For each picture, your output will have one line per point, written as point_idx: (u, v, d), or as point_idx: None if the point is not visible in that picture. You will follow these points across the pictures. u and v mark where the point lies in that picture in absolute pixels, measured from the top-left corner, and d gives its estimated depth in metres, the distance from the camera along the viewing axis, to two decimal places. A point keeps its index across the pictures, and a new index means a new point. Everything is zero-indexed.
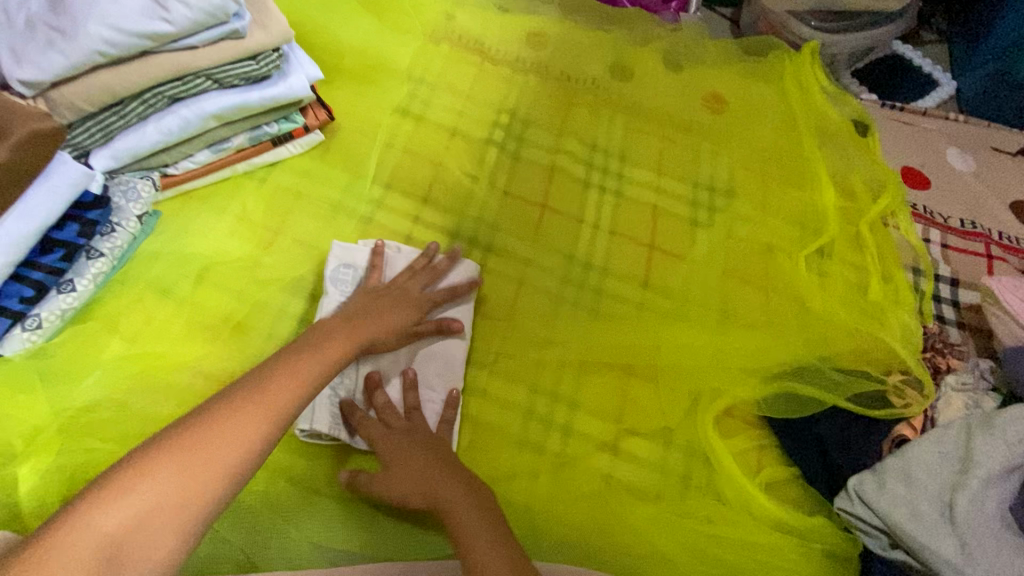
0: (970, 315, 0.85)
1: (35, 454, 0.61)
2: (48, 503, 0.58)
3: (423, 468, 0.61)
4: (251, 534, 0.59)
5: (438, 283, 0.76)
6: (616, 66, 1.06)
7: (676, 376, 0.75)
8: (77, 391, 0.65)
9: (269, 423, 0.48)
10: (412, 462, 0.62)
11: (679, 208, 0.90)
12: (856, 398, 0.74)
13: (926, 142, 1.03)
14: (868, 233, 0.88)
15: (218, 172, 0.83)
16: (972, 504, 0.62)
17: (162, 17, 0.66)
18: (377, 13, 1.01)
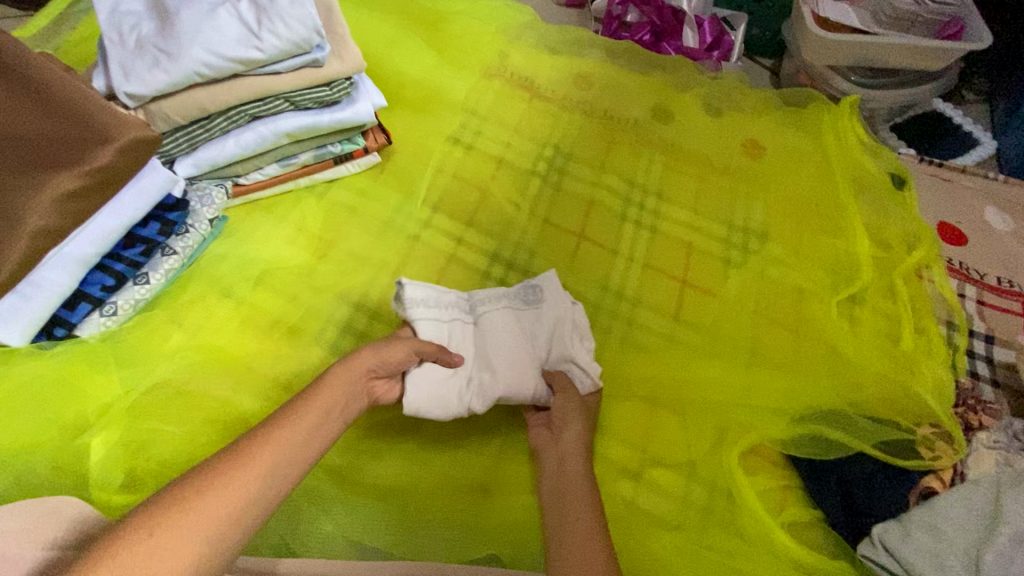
0: (1003, 372, 0.84)
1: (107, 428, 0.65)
2: (112, 477, 0.62)
3: (562, 478, 0.63)
4: (293, 525, 0.63)
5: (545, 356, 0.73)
6: (658, 109, 1.11)
7: (702, 409, 0.77)
8: (142, 374, 0.70)
9: (283, 467, 0.52)
10: (558, 468, 0.64)
11: (713, 247, 0.93)
12: (883, 447, 0.74)
13: (966, 199, 1.04)
14: (902, 283, 0.89)
15: (282, 185, 0.90)
16: (998, 563, 0.62)
17: (255, 46, 0.73)
18: (438, 50, 1.10)
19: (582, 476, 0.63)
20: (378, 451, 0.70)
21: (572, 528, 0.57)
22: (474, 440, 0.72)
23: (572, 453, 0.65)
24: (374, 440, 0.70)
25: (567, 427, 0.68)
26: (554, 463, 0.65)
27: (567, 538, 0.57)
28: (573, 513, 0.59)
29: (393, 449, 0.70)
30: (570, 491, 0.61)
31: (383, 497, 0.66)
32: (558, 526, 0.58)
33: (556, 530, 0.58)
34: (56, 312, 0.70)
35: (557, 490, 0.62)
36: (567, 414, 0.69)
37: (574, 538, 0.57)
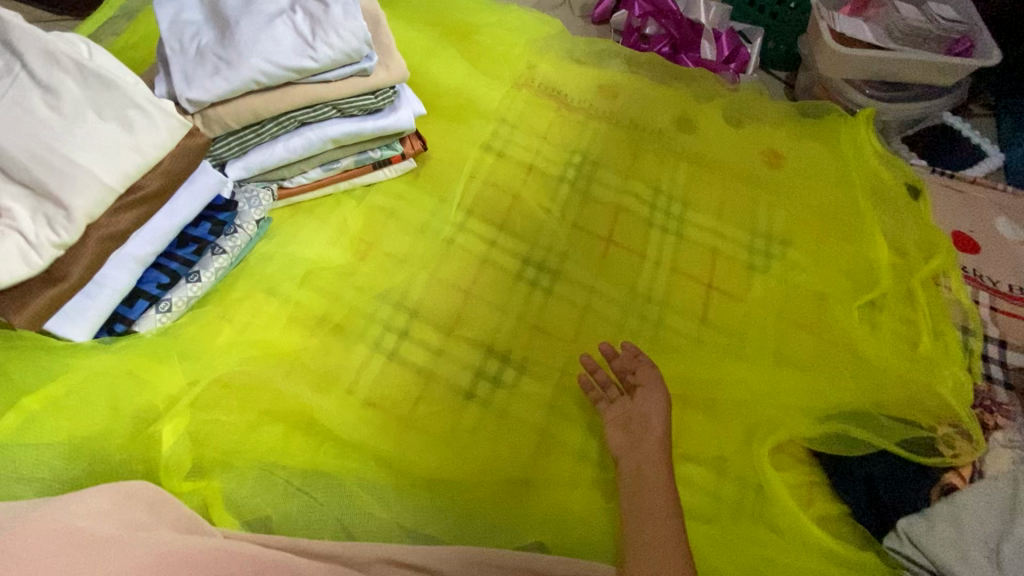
0: (1016, 376, 0.88)
1: (175, 417, 0.68)
2: (179, 464, 0.66)
3: (641, 484, 0.68)
4: (350, 510, 0.66)
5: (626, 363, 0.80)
6: (681, 119, 1.15)
7: (731, 407, 0.80)
8: (199, 366, 0.73)
9: None
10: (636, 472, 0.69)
11: (737, 252, 0.97)
12: (907, 445, 0.77)
13: (979, 210, 1.08)
14: (920, 289, 0.92)
15: (322, 189, 0.93)
16: (1017, 553, 0.65)
17: (310, 56, 0.78)
18: (470, 60, 1.14)
19: (662, 485, 0.67)
20: (425, 441, 0.72)
21: (646, 538, 0.63)
22: (513, 435, 0.76)
23: (652, 457, 0.70)
24: (422, 434, 0.73)
25: (647, 430, 0.73)
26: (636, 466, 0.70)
27: (642, 546, 0.63)
28: (651, 522, 0.64)
29: (439, 440, 0.73)
30: (647, 500, 0.66)
31: (430, 486, 0.69)
32: (633, 534, 0.64)
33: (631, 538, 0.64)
34: (115, 309, 0.73)
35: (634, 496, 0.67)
36: (648, 416, 0.74)
37: (646, 547, 0.63)
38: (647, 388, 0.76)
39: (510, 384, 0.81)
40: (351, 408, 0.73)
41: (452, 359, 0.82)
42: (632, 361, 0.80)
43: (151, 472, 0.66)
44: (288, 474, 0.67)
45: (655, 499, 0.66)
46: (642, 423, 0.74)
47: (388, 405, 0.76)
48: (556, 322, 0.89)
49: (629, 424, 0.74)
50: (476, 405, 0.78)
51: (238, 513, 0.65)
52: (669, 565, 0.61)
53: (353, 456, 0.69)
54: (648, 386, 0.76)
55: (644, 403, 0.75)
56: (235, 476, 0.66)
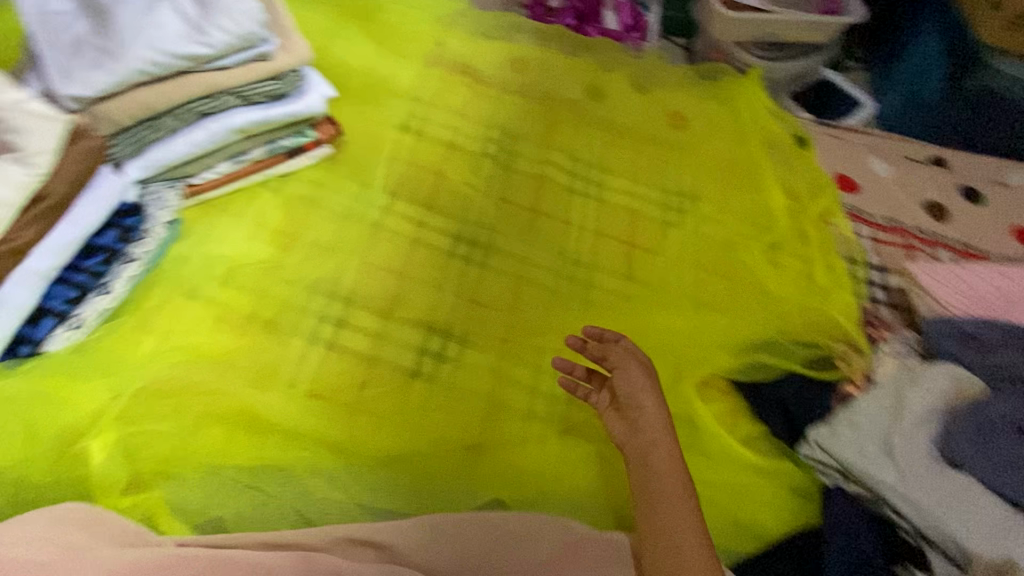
0: (898, 295, 0.99)
1: (104, 431, 0.65)
2: (118, 480, 0.64)
3: (653, 477, 0.67)
4: (306, 499, 0.66)
5: (597, 342, 0.78)
6: (591, 88, 1.19)
7: (661, 352, 0.86)
8: (121, 380, 0.69)
9: None
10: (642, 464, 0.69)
11: (653, 211, 1.04)
12: (807, 364, 0.87)
13: (855, 154, 1.21)
14: (811, 228, 1.03)
15: (236, 182, 0.89)
16: (905, 442, 0.74)
17: (201, 41, 0.74)
18: (377, 41, 1.12)
19: (675, 474, 0.67)
20: (374, 422, 0.73)
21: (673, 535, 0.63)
22: (462, 405, 0.79)
23: (652, 441, 0.70)
24: (371, 417, 0.74)
25: (640, 414, 0.72)
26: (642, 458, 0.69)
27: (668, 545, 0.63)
28: (675, 517, 0.64)
29: (389, 420, 0.74)
30: (664, 495, 0.65)
31: (384, 465, 0.70)
32: (659, 532, 0.64)
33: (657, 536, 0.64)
34: (17, 330, 0.68)
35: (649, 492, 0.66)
36: (636, 398, 0.73)
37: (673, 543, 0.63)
38: (625, 368, 0.75)
39: (453, 358, 0.83)
40: (294, 401, 0.72)
41: (393, 342, 0.82)
42: (605, 343, 0.78)
43: (86, 491, 0.63)
44: (237, 472, 0.66)
45: (671, 491, 0.66)
46: (630, 406, 0.73)
47: (333, 393, 0.75)
48: (492, 293, 0.91)
49: (621, 411, 0.73)
50: (422, 382, 0.80)
51: (189, 517, 0.64)
52: (695, 546, 0.63)
53: (302, 446, 0.69)
54: (628, 367, 0.75)
55: (627, 386, 0.73)
56: (179, 484, 0.65)
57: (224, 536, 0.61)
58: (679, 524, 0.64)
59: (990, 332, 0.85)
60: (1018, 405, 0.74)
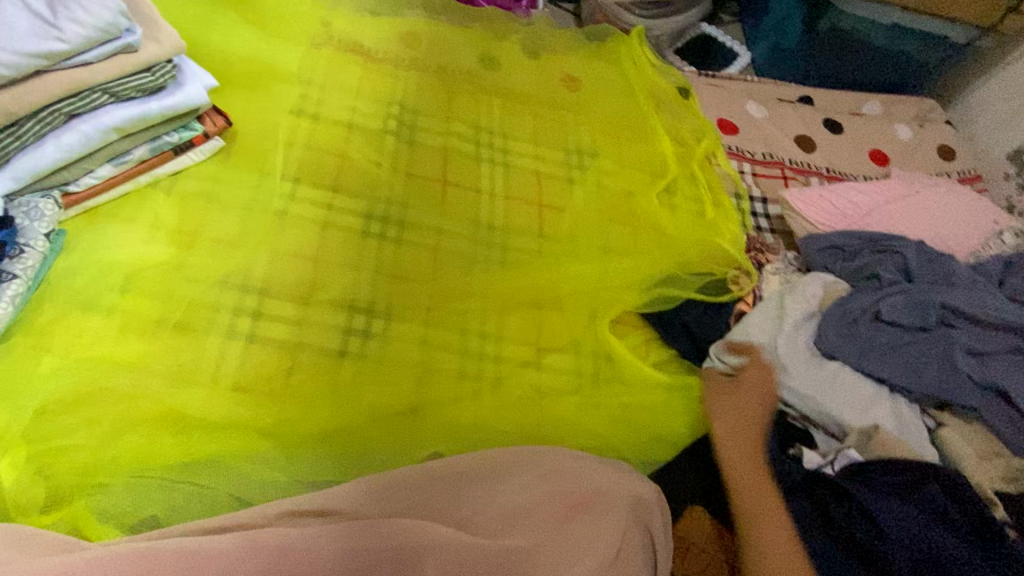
0: (778, 222, 1.13)
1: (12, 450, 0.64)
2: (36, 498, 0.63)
3: (753, 492, 0.70)
4: (244, 484, 0.68)
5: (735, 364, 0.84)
6: (485, 58, 1.22)
7: (576, 299, 0.93)
8: (26, 398, 0.67)
9: None
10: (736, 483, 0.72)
11: (557, 170, 1.09)
12: (704, 290, 0.97)
13: (733, 99, 1.31)
14: (699, 170, 1.13)
15: (119, 186, 0.85)
16: (787, 344, 0.83)
17: (56, 37, 0.70)
18: (257, 26, 1.08)
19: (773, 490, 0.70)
20: (304, 402, 0.74)
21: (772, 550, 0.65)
22: (393, 375, 0.81)
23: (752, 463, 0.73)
24: (302, 399, 0.75)
25: (740, 434, 0.76)
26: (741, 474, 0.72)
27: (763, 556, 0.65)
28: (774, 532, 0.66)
29: (321, 398, 0.75)
30: (764, 508, 0.68)
31: (321, 440, 0.73)
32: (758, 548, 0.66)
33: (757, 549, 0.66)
34: None
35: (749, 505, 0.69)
36: (743, 416, 0.78)
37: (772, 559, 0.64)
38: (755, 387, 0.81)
39: (380, 333, 0.85)
40: (218, 395, 0.71)
41: (317, 325, 0.82)
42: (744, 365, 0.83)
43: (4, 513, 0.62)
44: (171, 470, 0.66)
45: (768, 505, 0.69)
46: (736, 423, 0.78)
47: (259, 383, 0.75)
48: (411, 266, 0.93)
49: (733, 426, 0.78)
50: (351, 360, 0.81)
51: (121, 522, 0.64)
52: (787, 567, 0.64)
53: (233, 436, 0.69)
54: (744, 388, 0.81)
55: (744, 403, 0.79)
56: (108, 493, 0.64)
57: (162, 529, 0.61)
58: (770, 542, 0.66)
59: (854, 241, 0.96)
60: (876, 297, 0.85)
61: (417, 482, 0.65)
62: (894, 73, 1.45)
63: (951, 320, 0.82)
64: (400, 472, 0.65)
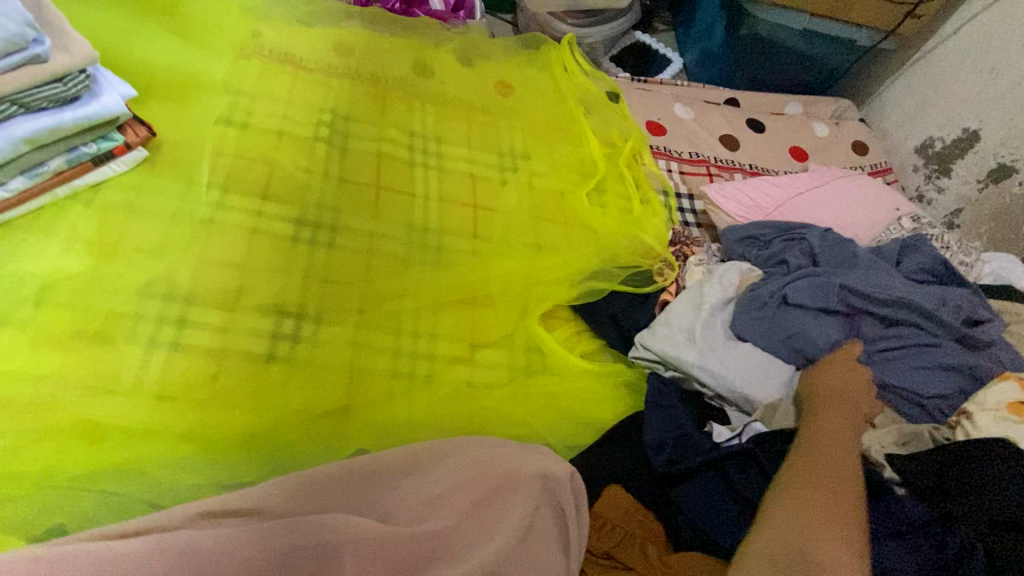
0: (703, 217, 1.18)
1: None
2: None
3: (816, 455, 0.62)
4: (162, 488, 0.68)
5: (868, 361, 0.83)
6: (419, 66, 1.24)
7: (508, 294, 0.95)
8: None
9: None
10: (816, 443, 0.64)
11: (489, 173, 1.12)
12: (629, 281, 1.01)
13: (662, 101, 1.37)
14: (626, 169, 1.17)
15: (35, 199, 0.84)
16: (703, 328, 0.88)
17: None
18: (184, 40, 1.09)
19: (849, 474, 0.60)
20: (227, 406, 0.74)
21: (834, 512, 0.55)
22: (321, 376, 0.81)
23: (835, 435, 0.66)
24: (226, 404, 0.74)
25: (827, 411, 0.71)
26: (820, 434, 0.65)
27: (815, 506, 0.56)
28: (827, 504, 0.56)
29: (246, 402, 0.76)
30: (826, 471, 0.60)
31: (246, 443, 0.73)
32: (818, 505, 0.56)
33: (814, 501, 0.56)
34: None
35: (807, 463, 0.61)
36: (834, 397, 0.74)
37: (826, 516, 0.55)
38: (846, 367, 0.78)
39: (309, 336, 0.84)
40: (137, 402, 0.71)
41: (242, 331, 0.82)
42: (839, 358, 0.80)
43: None
44: (87, 479, 0.66)
45: (842, 472, 0.60)
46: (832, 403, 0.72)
47: (182, 390, 0.74)
48: (342, 268, 0.93)
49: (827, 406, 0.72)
50: (278, 363, 0.81)
51: (25, 532, 0.62)
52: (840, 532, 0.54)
53: (154, 440, 0.70)
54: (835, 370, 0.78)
55: (833, 383, 0.75)
56: (16, 504, 0.63)
57: (70, 535, 0.61)
58: (823, 499, 0.57)
59: (767, 230, 1.02)
60: (783, 284, 0.90)
61: (342, 480, 0.66)
62: (812, 74, 1.54)
63: (852, 302, 0.86)
64: (325, 468, 0.67)
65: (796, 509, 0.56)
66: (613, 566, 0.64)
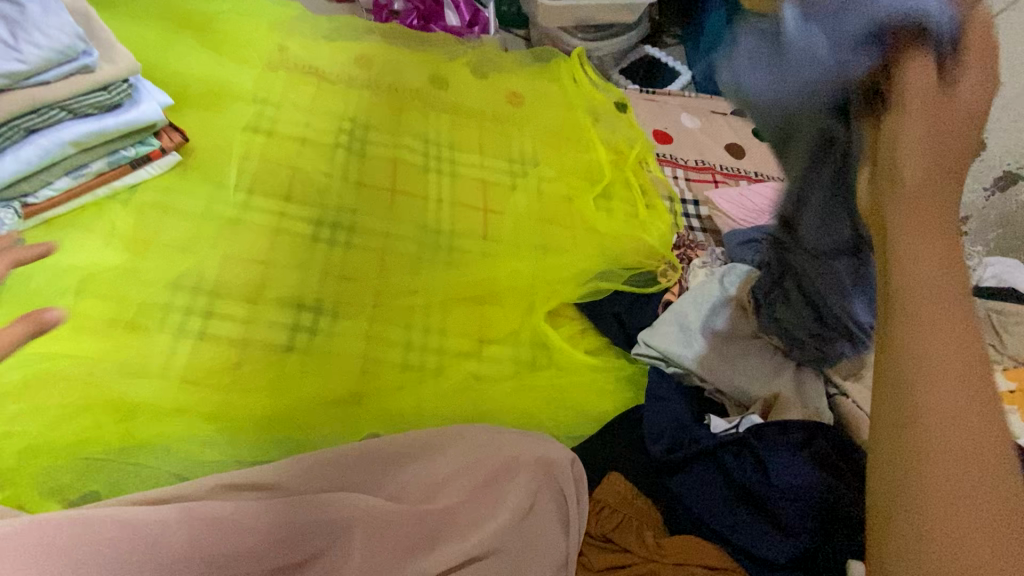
0: (708, 222, 1.21)
1: None
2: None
3: (917, 388, 0.36)
4: (187, 464, 0.72)
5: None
6: (435, 77, 1.30)
7: (515, 292, 0.98)
8: None
9: None
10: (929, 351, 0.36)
11: (500, 178, 1.16)
12: (633, 282, 1.04)
13: (669, 111, 1.41)
14: (632, 175, 1.21)
15: (78, 198, 0.91)
16: (705, 328, 0.91)
17: (16, 58, 0.77)
18: (217, 53, 1.16)
19: (956, 375, 0.35)
20: (248, 391, 0.79)
21: (979, 463, 0.34)
22: (336, 366, 0.85)
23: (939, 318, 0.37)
24: (247, 389, 0.79)
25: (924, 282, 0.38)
26: (914, 340, 0.37)
27: (956, 500, 0.33)
28: (949, 471, 0.34)
29: (265, 387, 0.80)
30: (936, 416, 0.35)
31: (265, 426, 0.77)
32: (957, 459, 0.34)
33: (949, 466, 0.34)
34: None
35: (912, 420, 0.35)
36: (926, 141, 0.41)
37: (950, 491, 0.33)
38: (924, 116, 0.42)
39: (325, 328, 0.89)
40: (166, 385, 0.76)
41: (263, 323, 0.86)
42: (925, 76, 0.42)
43: None
44: (120, 454, 0.71)
45: (939, 390, 0.35)
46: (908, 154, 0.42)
47: (206, 375, 0.79)
48: (358, 266, 0.98)
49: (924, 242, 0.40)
50: (296, 353, 0.85)
51: (66, 498, 0.68)
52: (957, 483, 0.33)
53: (180, 420, 0.74)
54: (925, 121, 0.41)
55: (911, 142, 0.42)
56: (57, 474, 0.68)
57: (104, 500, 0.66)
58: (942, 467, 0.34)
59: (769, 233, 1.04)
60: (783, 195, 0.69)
61: (354, 466, 0.68)
62: None
63: None
64: (337, 450, 0.70)
65: (919, 483, 0.34)
66: (611, 548, 0.67)
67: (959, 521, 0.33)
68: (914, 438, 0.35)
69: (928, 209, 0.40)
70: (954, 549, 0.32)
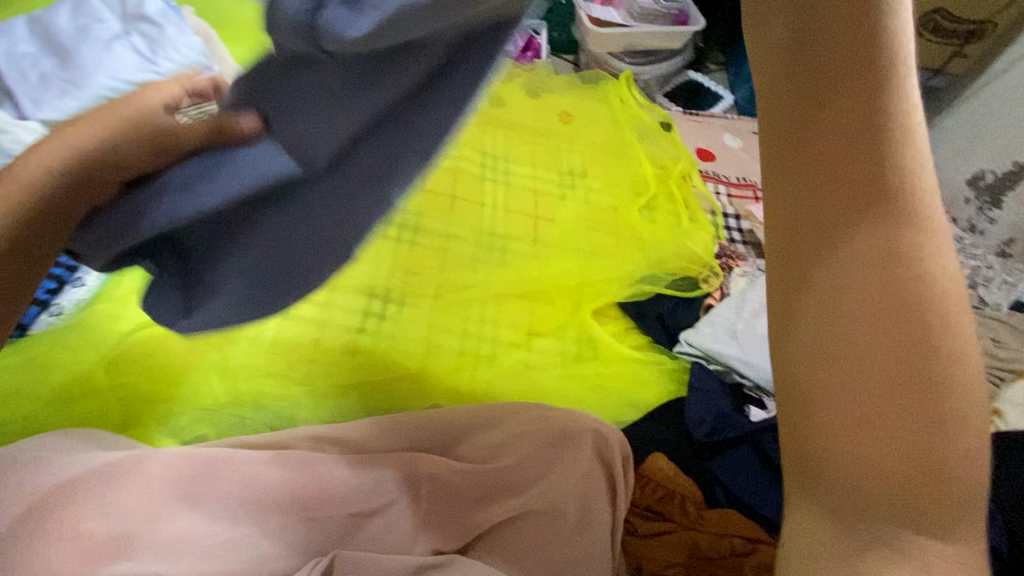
0: (750, 236, 1.26)
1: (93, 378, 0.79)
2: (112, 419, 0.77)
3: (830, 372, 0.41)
4: (278, 420, 0.82)
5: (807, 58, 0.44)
6: (493, 96, 1.40)
7: (564, 290, 1.06)
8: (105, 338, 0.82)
9: None
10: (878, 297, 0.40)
11: (550, 188, 1.24)
12: (677, 284, 1.11)
13: (712, 131, 1.47)
14: (676, 188, 1.28)
15: None
16: (744, 328, 0.98)
17: (153, 71, 0.91)
18: None
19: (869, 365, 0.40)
20: (328, 366, 0.88)
21: (910, 419, 0.39)
22: (404, 349, 0.94)
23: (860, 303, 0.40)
24: (327, 363, 0.89)
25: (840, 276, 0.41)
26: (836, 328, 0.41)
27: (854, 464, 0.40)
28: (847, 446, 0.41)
29: (343, 362, 0.89)
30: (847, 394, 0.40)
31: (342, 396, 0.86)
32: (890, 409, 0.39)
33: (865, 411, 0.40)
34: None
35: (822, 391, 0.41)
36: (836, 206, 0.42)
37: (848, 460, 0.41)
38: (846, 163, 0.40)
39: (393, 315, 0.98)
40: (258, 354, 0.86)
41: (339, 308, 0.96)
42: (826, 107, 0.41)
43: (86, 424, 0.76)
44: (222, 410, 0.80)
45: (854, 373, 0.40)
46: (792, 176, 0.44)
47: (292, 347, 0.89)
48: (422, 262, 1.07)
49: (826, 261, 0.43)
50: (366, 335, 0.94)
51: (180, 437, 0.77)
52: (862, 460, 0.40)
53: (270, 385, 0.83)
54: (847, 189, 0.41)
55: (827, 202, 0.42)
56: (168, 424, 0.78)
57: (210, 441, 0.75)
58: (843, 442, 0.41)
59: None
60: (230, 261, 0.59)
61: (423, 429, 0.76)
62: None
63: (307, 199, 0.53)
64: (408, 420, 0.77)
65: (809, 406, 0.42)
66: (655, 518, 0.75)
67: (875, 465, 0.39)
68: (810, 372, 0.42)
69: (868, 137, 0.40)
70: (870, 481, 0.40)
